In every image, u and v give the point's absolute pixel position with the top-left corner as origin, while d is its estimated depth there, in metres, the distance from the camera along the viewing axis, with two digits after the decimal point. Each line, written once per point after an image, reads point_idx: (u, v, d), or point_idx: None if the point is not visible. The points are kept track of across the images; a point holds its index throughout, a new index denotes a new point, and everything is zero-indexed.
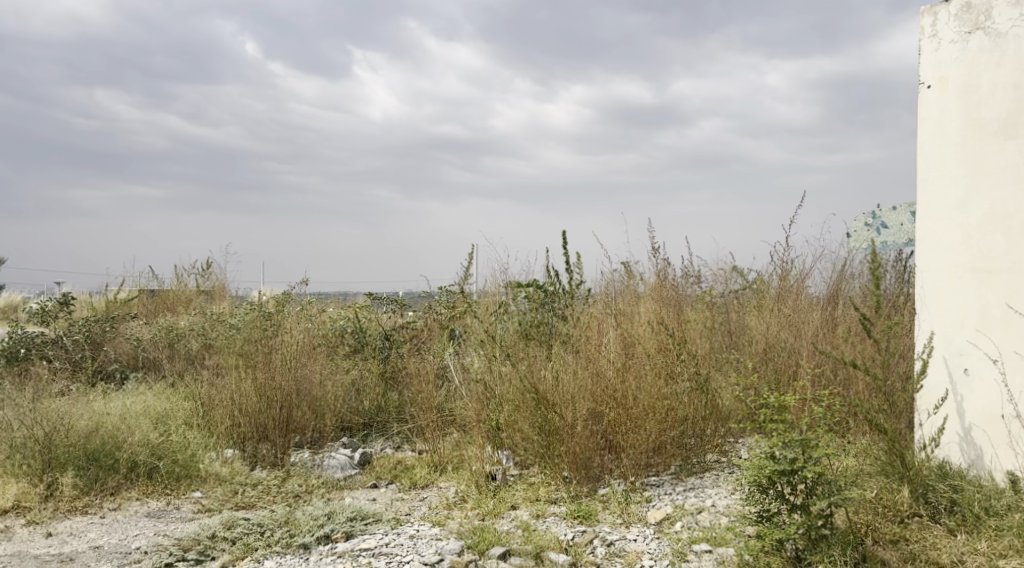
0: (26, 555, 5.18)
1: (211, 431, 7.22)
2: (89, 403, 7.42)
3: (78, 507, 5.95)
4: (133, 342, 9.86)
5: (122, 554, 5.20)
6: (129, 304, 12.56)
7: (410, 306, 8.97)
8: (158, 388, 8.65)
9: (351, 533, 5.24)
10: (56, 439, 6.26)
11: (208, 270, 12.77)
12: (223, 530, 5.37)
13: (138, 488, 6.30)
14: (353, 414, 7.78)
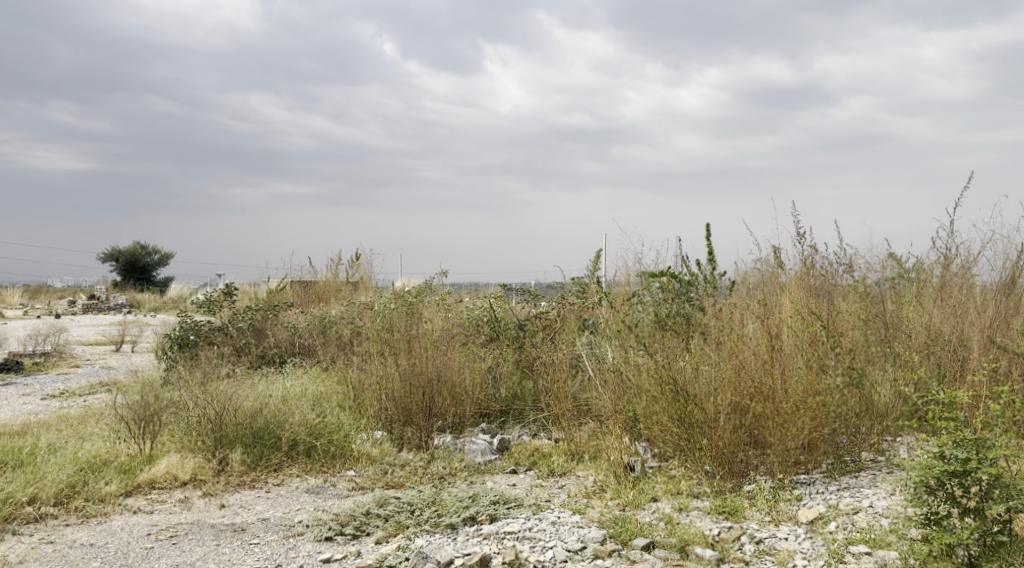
0: (204, 523, 5.61)
1: (362, 413, 7.60)
2: (253, 384, 7.97)
3: (246, 481, 6.38)
4: (290, 329, 10.52)
5: (287, 526, 5.55)
6: (283, 294, 13.30)
7: (543, 297, 9.07)
8: (313, 372, 9.18)
9: (495, 516, 5.36)
10: (226, 418, 6.78)
11: (355, 262, 13.36)
12: (376, 508, 5.62)
13: (299, 466, 6.70)
14: (492, 401, 7.91)
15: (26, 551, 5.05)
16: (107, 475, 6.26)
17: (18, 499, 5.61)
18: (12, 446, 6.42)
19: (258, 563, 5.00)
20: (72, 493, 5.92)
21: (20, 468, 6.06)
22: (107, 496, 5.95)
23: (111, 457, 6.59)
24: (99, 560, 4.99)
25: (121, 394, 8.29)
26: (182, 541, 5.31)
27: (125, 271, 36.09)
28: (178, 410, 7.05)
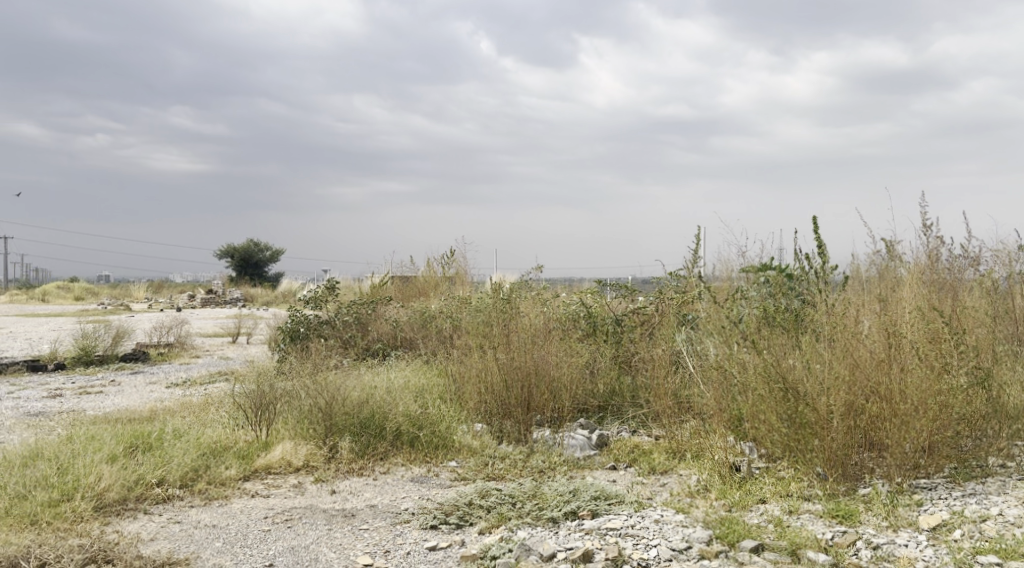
0: (316, 508, 5.81)
1: (462, 405, 7.71)
2: (359, 375, 8.21)
3: (355, 469, 6.58)
4: (392, 322, 10.78)
5: (394, 514, 5.70)
6: (385, 288, 13.61)
7: (641, 292, 8.94)
8: (415, 364, 9.36)
9: (596, 512, 5.34)
10: (335, 408, 7.01)
11: (453, 257, 13.53)
12: (479, 499, 5.69)
13: (403, 455, 6.86)
14: (590, 397, 7.83)
15: (156, 530, 5.35)
16: (227, 459, 6.56)
17: (147, 481, 5.95)
18: (141, 430, 6.81)
19: (367, 548, 5.14)
20: (196, 476, 6.23)
21: (149, 452, 6.43)
22: (227, 480, 6.24)
23: (230, 443, 6.91)
24: (221, 540, 5.24)
25: (237, 383, 8.68)
26: (296, 524, 5.52)
27: (238, 267, 37.80)
28: (290, 399, 7.33)
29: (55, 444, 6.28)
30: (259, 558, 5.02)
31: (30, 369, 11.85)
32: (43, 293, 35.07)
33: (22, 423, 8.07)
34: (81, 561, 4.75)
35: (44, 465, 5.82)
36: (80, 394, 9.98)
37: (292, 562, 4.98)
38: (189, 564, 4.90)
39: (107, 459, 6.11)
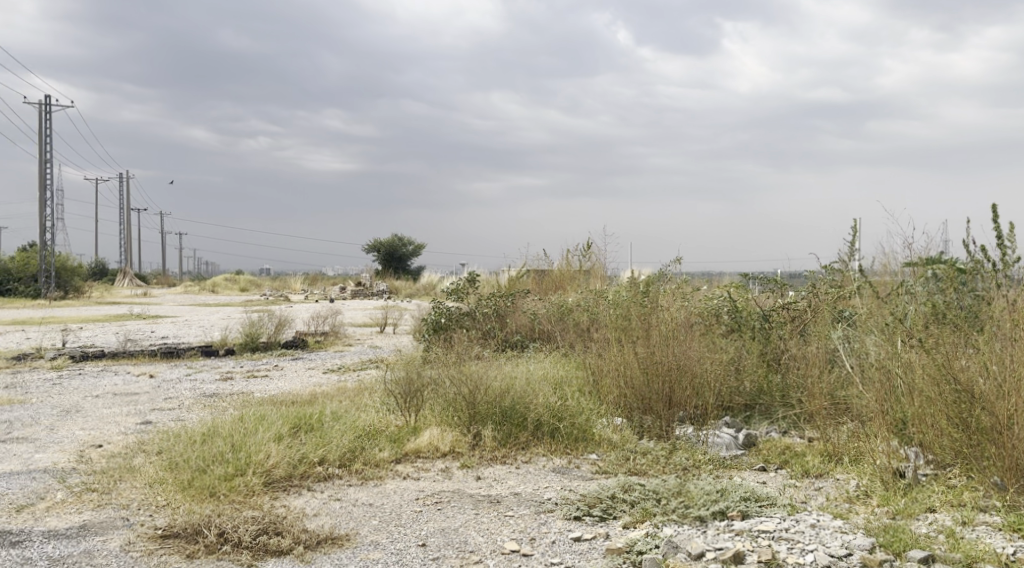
0: (463, 493, 5.95)
1: (602, 399, 7.66)
2: (500, 366, 8.33)
3: (498, 457, 6.68)
4: (530, 314, 10.85)
5: (538, 502, 5.75)
6: (522, 281, 13.70)
7: (792, 286, 8.57)
8: (554, 357, 9.38)
9: (747, 513, 5.18)
10: (478, 397, 7.15)
11: (589, 250, 13.44)
12: (622, 493, 5.64)
13: (544, 445, 6.91)
14: (736, 394, 7.56)
15: (318, 506, 5.64)
16: (380, 442, 6.83)
17: (310, 460, 6.28)
18: (303, 412, 7.20)
19: (513, 535, 5.21)
20: (353, 457, 6.53)
21: (311, 433, 6.79)
22: (381, 462, 6.49)
23: (382, 427, 7.19)
24: (377, 519, 5.46)
25: (388, 371, 9.02)
26: (446, 507, 5.67)
27: (383, 260, 39.30)
28: (436, 387, 7.53)
29: (229, 423, 6.73)
30: (412, 537, 5.20)
31: (204, 354, 12.79)
32: (211, 286, 37.80)
33: (199, 403, 8.71)
34: (255, 532, 5.07)
35: (220, 441, 6.25)
36: (248, 377, 10.67)
37: (443, 543, 5.11)
38: (349, 540, 5.13)
39: (274, 439, 6.49)
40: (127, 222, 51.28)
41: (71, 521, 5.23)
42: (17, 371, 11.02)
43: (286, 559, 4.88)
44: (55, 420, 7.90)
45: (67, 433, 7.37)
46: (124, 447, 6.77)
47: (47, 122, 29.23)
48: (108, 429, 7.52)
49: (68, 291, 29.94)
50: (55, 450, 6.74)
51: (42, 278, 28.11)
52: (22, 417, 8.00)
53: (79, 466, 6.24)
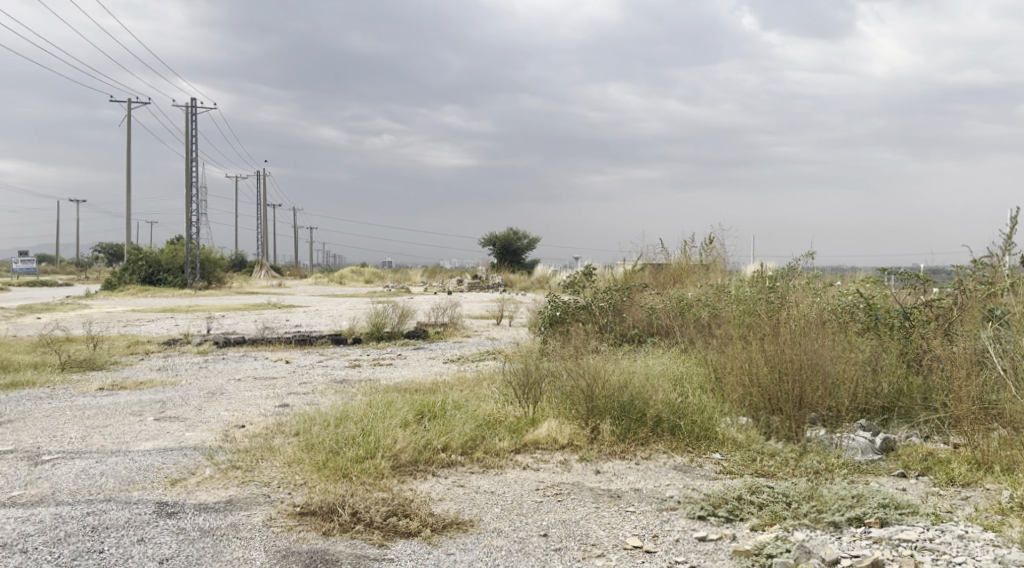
0: (583, 486, 5.93)
1: (725, 396, 7.44)
2: (620, 360, 8.25)
3: (617, 452, 6.63)
4: (648, 309, 10.64)
5: (659, 500, 5.67)
6: (638, 275, 13.45)
7: (936, 281, 8.01)
8: (674, 352, 9.21)
9: (885, 520, 4.92)
10: (596, 390, 7.11)
11: (710, 245, 12.92)
12: (749, 494, 5.48)
13: (665, 442, 6.80)
14: (872, 397, 7.15)
15: (443, 491, 5.76)
16: (500, 432, 6.91)
17: (434, 446, 6.43)
18: (427, 400, 7.38)
19: (636, 531, 5.16)
20: (474, 445, 6.63)
21: (435, 420, 6.95)
22: (501, 451, 6.56)
23: (502, 417, 7.26)
24: (499, 507, 5.52)
25: (507, 362, 9.11)
26: (566, 499, 5.68)
27: (501, 254, 39.76)
28: (554, 379, 7.53)
29: (358, 408, 6.99)
30: (534, 527, 5.23)
31: (334, 342, 13.32)
32: (339, 278, 39.33)
33: (330, 388, 9.09)
34: (385, 513, 5.24)
35: (350, 426, 6.51)
36: (374, 365, 11.03)
37: (564, 535, 5.12)
38: (473, 526, 5.22)
39: (401, 425, 6.69)
40: (263, 216, 53.99)
41: (219, 496, 5.56)
42: (168, 355, 11.81)
43: (414, 540, 5.02)
44: (202, 401, 8.43)
45: (213, 413, 7.84)
46: (264, 427, 7.14)
47: (193, 124, 31.13)
48: (249, 411, 7.96)
49: (211, 281, 31.87)
50: (204, 429, 7.18)
51: (189, 269, 30.02)
52: (173, 397, 8.58)
53: (225, 444, 6.64)
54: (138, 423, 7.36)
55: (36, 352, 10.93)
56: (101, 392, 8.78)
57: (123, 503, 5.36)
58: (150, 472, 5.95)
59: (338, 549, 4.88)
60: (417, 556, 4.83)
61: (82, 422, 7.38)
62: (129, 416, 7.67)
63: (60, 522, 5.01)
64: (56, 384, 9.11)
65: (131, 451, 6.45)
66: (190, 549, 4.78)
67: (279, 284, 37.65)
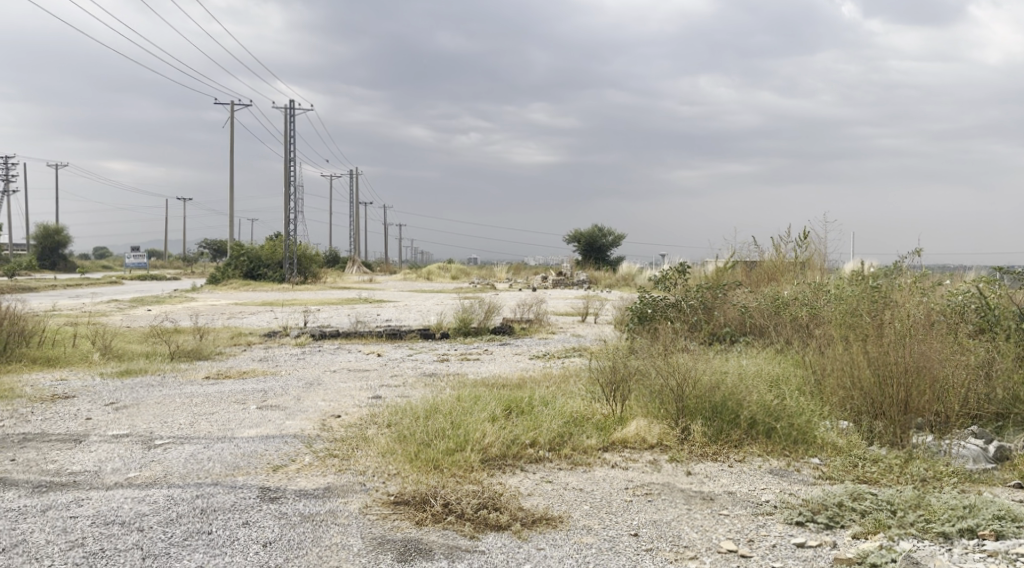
0: (674, 487, 5.85)
1: (824, 400, 7.20)
2: (712, 359, 8.09)
3: (709, 453, 6.50)
4: (740, 307, 10.39)
5: (754, 504, 5.53)
6: (731, 273, 13.09)
7: None
8: (769, 352, 8.97)
9: (1001, 533, 4.68)
10: (687, 390, 6.98)
11: (807, 241, 12.51)
12: (850, 501, 5.28)
13: (759, 445, 6.62)
14: (985, 402, 6.78)
15: (532, 487, 5.77)
16: (588, 429, 6.88)
17: (522, 441, 6.45)
18: (515, 395, 7.41)
19: (729, 534, 5.05)
20: (562, 441, 6.62)
21: (522, 416, 6.98)
22: (590, 448, 6.53)
23: (590, 414, 7.22)
24: (588, 504, 5.50)
25: (594, 359, 9.06)
26: (657, 500, 5.60)
27: (587, 250, 39.63)
28: (642, 377, 7.44)
29: (448, 402, 7.08)
30: (624, 526, 5.18)
31: (423, 336, 13.54)
32: (427, 274, 40.01)
33: (420, 381, 9.24)
34: (475, 506, 5.30)
35: (441, 419, 6.60)
36: (462, 360, 11.15)
37: (655, 535, 5.06)
38: (563, 522, 5.22)
39: (489, 419, 6.74)
40: (354, 214, 55.45)
41: (317, 482, 5.72)
42: (268, 346, 12.26)
43: (504, 534, 5.05)
44: (301, 391, 8.70)
45: (311, 403, 8.09)
46: (359, 418, 7.32)
47: (291, 125, 32.21)
48: (344, 401, 8.17)
49: (307, 276, 32.90)
50: (302, 418, 7.41)
51: (287, 265, 31.04)
52: (274, 386, 8.89)
53: (323, 433, 6.83)
54: (241, 411, 7.66)
55: (148, 342, 11.51)
56: (207, 380, 9.17)
57: (229, 487, 5.58)
58: (254, 458, 6.17)
59: (431, 539, 4.95)
60: (507, 549, 4.86)
61: (190, 409, 7.73)
62: (233, 403, 7.99)
63: (172, 504, 5.26)
64: (166, 372, 9.57)
65: (235, 438, 6.71)
66: (291, 533, 4.93)
67: (370, 283, 34.22)
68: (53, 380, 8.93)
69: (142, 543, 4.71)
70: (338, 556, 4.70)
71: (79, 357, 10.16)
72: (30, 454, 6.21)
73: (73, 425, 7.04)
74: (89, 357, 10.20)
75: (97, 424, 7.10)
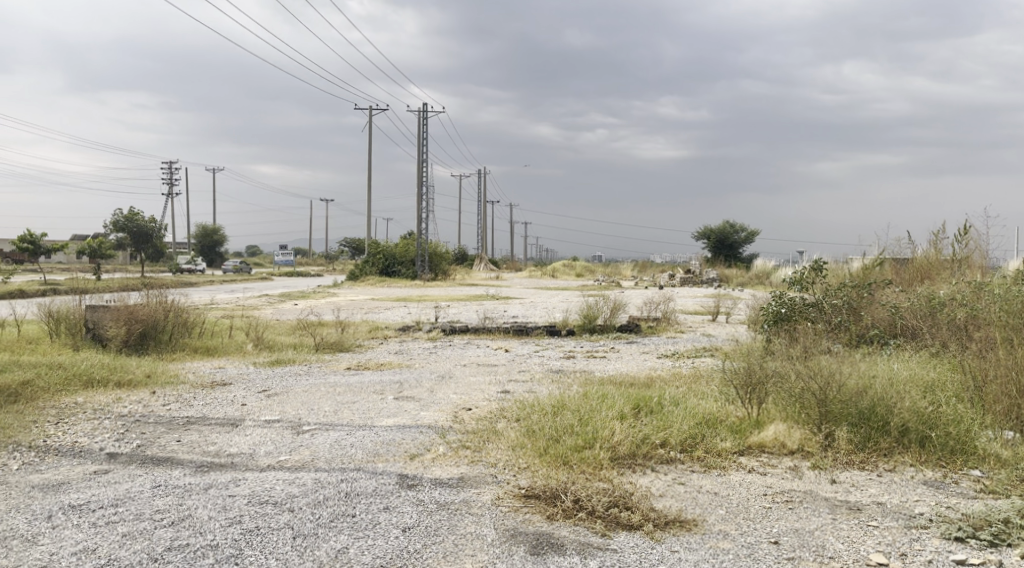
0: (817, 495, 5.60)
1: (985, 408, 6.71)
2: (858, 362, 7.69)
3: (855, 461, 6.18)
4: (891, 308, 9.76)
5: (907, 516, 5.22)
6: (879, 272, 12.38)
7: None
8: (922, 355, 8.44)
9: None
10: (830, 394, 6.64)
11: (965, 236, 11.69)
12: (1019, 518, 4.91)
13: (911, 455, 6.25)
14: None
15: (663, 488, 5.68)
16: (722, 431, 6.69)
17: (652, 441, 6.35)
18: (644, 394, 7.30)
19: (880, 547, 4.80)
20: (695, 443, 6.47)
21: (652, 415, 6.86)
22: (724, 451, 6.36)
23: (723, 416, 7.02)
24: (724, 509, 5.35)
25: (727, 359, 8.81)
26: (798, 508, 5.38)
27: (718, 248, 38.60)
28: (780, 380, 7.16)
29: (576, 398, 7.07)
30: (763, 533, 5.01)
31: (549, 333, 13.60)
32: (552, 271, 40.19)
33: (548, 377, 9.30)
34: (607, 503, 5.26)
35: (570, 415, 6.61)
36: (589, 357, 11.12)
37: (797, 544, 4.87)
38: (697, 526, 5.10)
39: (618, 417, 6.69)
40: (482, 213, 56.46)
41: (451, 472, 5.85)
42: (402, 340, 12.68)
43: (636, 533, 4.99)
44: (434, 383, 8.92)
45: (444, 395, 8.30)
46: (489, 411, 7.43)
47: (423, 127, 33.12)
48: (475, 394, 8.33)
49: (438, 273, 33.70)
50: (436, 409, 7.60)
51: (419, 263, 31.95)
52: (409, 378, 9.18)
53: (455, 425, 6.98)
54: (379, 401, 7.94)
55: (294, 334, 12.14)
56: (348, 371, 9.58)
57: (371, 473, 5.80)
58: (392, 446, 6.38)
59: (563, 534, 4.96)
60: (640, 549, 4.80)
61: (333, 397, 8.09)
62: (372, 394, 8.29)
63: (319, 486, 5.51)
64: (312, 362, 10.05)
65: (375, 426, 6.96)
66: (428, 520, 5.07)
67: (498, 283, 31.96)
68: (212, 369, 9.56)
69: (293, 523, 4.96)
70: (473, 545, 4.78)
71: (234, 347, 10.84)
72: (193, 435, 6.68)
73: (230, 410, 7.51)
74: (242, 347, 10.88)
75: (251, 409, 7.55)
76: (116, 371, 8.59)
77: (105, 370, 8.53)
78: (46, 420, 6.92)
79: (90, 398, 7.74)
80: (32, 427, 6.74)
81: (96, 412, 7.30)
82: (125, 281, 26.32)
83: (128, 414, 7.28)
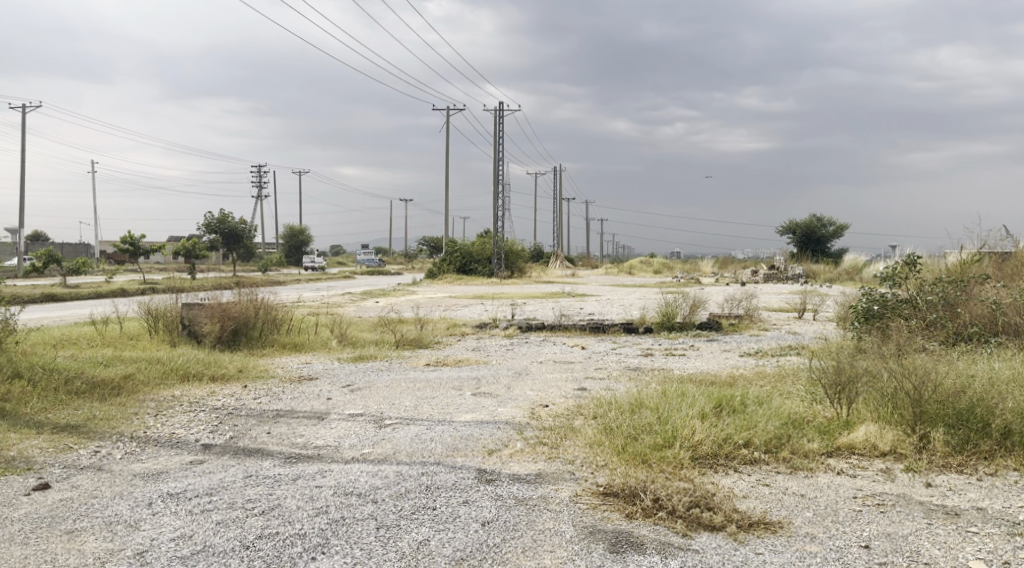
0: (910, 499, 5.39)
1: None
2: (954, 360, 7.35)
3: (952, 464, 5.92)
4: (991, 303, 9.33)
5: (1009, 523, 4.97)
6: (978, 266, 11.79)
7: None
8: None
9: None
10: (925, 394, 6.37)
11: None
12: None
13: (1014, 459, 5.95)
14: None
15: (747, 489, 5.55)
16: (809, 433, 6.50)
17: (736, 441, 6.22)
18: (726, 393, 7.14)
19: (979, 554, 4.60)
20: (780, 444, 6.31)
21: (734, 414, 6.71)
22: (811, 452, 6.18)
23: (810, 417, 6.83)
24: (812, 511, 5.20)
25: (813, 358, 8.54)
26: (890, 511, 5.19)
27: (805, 243, 37.51)
28: (872, 380, 6.89)
29: (655, 396, 6.98)
30: (852, 537, 4.85)
31: (626, 330, 13.49)
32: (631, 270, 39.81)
33: (625, 375, 9.22)
34: (688, 503, 5.17)
35: (648, 414, 6.53)
36: (668, 354, 10.98)
37: (890, 549, 4.69)
38: (783, 528, 4.98)
39: (699, 416, 6.57)
40: (559, 212, 56.41)
41: (529, 468, 5.86)
42: (481, 337, 12.78)
43: (718, 534, 4.90)
44: (511, 380, 8.97)
45: (521, 391, 8.32)
46: (566, 408, 7.41)
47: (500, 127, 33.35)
48: (552, 391, 8.33)
49: (515, 271, 33.83)
50: (513, 406, 7.63)
51: (497, 261, 32.10)
52: (486, 375, 9.25)
53: (533, 421, 6.99)
54: (457, 396, 8.03)
55: (376, 330, 12.41)
56: (427, 366, 9.72)
57: (450, 467, 5.87)
58: (470, 442, 6.44)
59: (643, 532, 4.91)
60: (723, 550, 4.71)
61: (413, 392, 8.21)
62: (450, 389, 8.39)
63: (401, 479, 5.61)
64: (393, 358, 10.23)
65: (454, 422, 7.03)
66: (508, 515, 5.10)
67: (573, 283, 29.42)
68: (299, 364, 9.84)
69: (376, 514, 5.06)
70: (552, 541, 4.78)
71: (319, 343, 11.13)
72: (282, 428, 6.89)
73: (316, 404, 7.72)
74: (327, 343, 11.16)
75: (336, 403, 7.74)
76: (209, 366, 8.93)
77: (200, 365, 8.89)
78: (146, 412, 7.26)
79: (186, 391, 8.08)
80: (134, 418, 7.08)
81: (191, 405, 7.61)
82: (218, 280, 27.28)
83: (221, 407, 7.56)
